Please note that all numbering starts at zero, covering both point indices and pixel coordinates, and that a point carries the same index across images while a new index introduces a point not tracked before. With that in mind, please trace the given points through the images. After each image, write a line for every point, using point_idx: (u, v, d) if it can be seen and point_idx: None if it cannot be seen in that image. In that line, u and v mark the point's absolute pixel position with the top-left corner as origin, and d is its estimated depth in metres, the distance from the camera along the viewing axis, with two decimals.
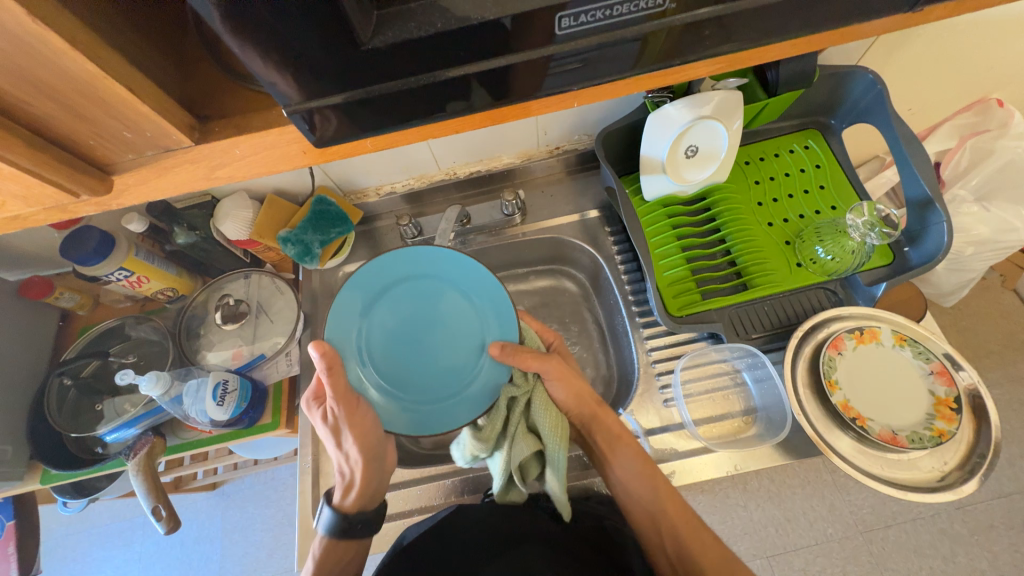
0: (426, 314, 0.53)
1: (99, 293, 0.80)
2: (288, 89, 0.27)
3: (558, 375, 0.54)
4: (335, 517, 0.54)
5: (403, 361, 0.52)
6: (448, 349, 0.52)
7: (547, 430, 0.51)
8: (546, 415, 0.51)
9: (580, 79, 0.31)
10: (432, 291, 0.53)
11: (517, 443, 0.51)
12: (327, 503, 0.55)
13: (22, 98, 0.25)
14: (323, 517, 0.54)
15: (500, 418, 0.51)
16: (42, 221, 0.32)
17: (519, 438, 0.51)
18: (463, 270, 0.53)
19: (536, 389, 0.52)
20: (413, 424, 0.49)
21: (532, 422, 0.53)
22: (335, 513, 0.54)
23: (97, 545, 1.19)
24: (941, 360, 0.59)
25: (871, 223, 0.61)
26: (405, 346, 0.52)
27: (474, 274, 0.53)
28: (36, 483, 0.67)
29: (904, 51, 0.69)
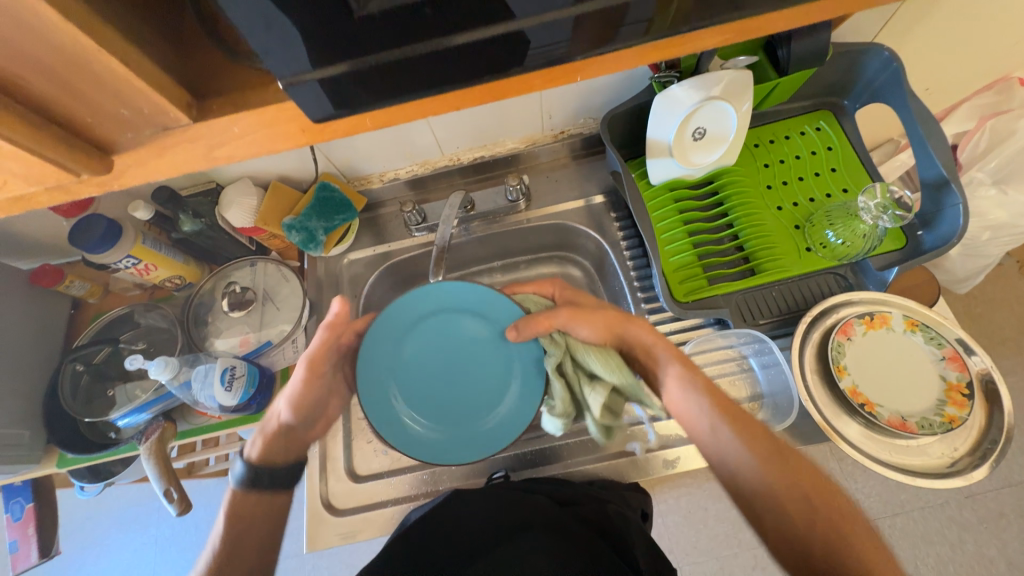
0: (451, 346, 0.59)
1: (108, 281, 0.81)
2: (283, 60, 0.26)
3: (575, 314, 0.54)
4: (244, 468, 0.55)
5: (443, 396, 0.58)
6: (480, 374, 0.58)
7: (605, 372, 0.52)
8: (595, 359, 0.52)
9: (581, 50, 0.31)
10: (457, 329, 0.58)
11: (592, 398, 0.52)
12: (242, 455, 0.57)
13: (17, 73, 0.25)
14: (233, 470, 0.56)
15: (564, 387, 0.54)
16: (44, 202, 0.33)
17: (589, 393, 0.52)
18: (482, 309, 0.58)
19: (571, 344, 0.54)
20: (468, 450, 0.56)
21: (590, 377, 0.54)
22: (245, 464, 0.56)
23: (115, 528, 1.22)
24: (953, 346, 0.58)
25: (883, 206, 0.60)
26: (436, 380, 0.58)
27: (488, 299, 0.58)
28: (52, 466, 0.69)
29: (922, 26, 0.66)
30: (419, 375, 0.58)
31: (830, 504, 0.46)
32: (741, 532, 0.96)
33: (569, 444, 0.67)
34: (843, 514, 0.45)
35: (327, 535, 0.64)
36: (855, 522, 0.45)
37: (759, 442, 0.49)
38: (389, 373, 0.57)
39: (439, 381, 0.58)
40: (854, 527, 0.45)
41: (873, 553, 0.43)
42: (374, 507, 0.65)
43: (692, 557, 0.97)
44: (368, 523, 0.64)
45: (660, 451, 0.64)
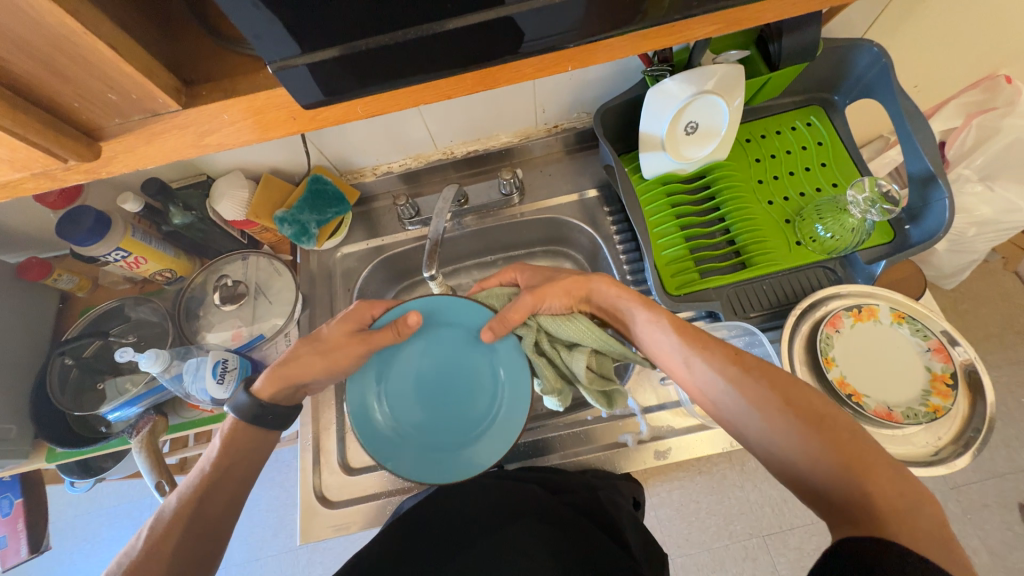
0: (443, 362, 0.57)
1: (98, 275, 0.80)
2: (274, 43, 0.26)
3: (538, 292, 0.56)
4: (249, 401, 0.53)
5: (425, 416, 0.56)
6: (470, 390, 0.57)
7: (580, 338, 0.55)
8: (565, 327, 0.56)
9: (571, 38, 0.31)
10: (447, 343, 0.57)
11: (576, 365, 0.55)
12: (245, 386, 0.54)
13: (1, 54, 0.24)
14: (236, 397, 0.53)
15: (547, 363, 0.56)
16: (31, 189, 0.32)
17: (572, 362, 0.55)
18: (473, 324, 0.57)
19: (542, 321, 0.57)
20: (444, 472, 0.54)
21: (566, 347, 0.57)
22: (250, 398, 0.53)
23: (107, 525, 1.21)
24: (938, 338, 0.59)
25: (871, 200, 0.60)
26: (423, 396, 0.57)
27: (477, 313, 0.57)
28: (41, 460, 0.68)
29: (910, 23, 0.67)
30: (410, 391, 0.57)
31: (825, 427, 0.40)
32: (731, 523, 0.98)
33: (561, 435, 0.68)
34: (841, 437, 0.39)
35: (321, 527, 0.64)
36: (856, 447, 0.38)
37: (736, 368, 0.45)
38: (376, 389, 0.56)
39: (429, 398, 0.57)
40: (854, 452, 0.38)
41: (873, 478, 0.37)
42: (367, 499, 0.65)
43: (684, 549, 0.98)
44: (361, 515, 0.64)
45: (651, 442, 0.65)
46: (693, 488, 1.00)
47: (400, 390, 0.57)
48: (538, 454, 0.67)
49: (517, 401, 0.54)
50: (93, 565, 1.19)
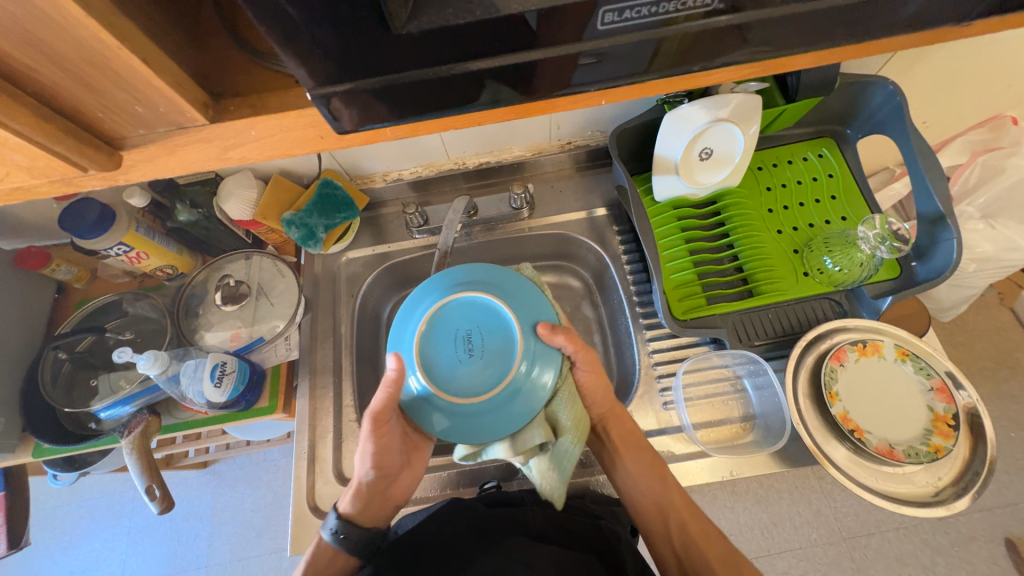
0: (459, 365, 0.54)
1: (96, 267, 0.78)
2: (311, 72, 0.26)
3: (590, 366, 0.58)
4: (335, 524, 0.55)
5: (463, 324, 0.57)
6: (491, 353, 0.55)
7: (567, 422, 0.53)
8: (569, 410, 0.53)
9: (600, 79, 0.31)
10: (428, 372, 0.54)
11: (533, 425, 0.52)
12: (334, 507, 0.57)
13: (30, 63, 0.24)
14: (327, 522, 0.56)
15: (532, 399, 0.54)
16: (44, 193, 0.32)
17: (536, 421, 0.52)
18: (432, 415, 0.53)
19: (565, 381, 0.55)
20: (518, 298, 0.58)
21: (551, 413, 0.54)
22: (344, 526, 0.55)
23: (87, 517, 1.19)
24: (942, 378, 0.60)
25: (882, 237, 0.62)
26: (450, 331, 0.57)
27: (479, 419, 0.52)
28: (27, 456, 0.66)
29: (924, 64, 0.68)
30: (447, 330, 0.57)
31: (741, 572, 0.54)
32: None
33: None
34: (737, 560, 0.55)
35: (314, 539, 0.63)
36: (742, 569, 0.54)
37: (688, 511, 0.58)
38: (415, 317, 0.58)
39: (468, 329, 0.56)
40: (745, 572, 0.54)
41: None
42: None
43: None
44: None
45: None
46: None
47: (435, 333, 0.56)
48: None
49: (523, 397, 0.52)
50: (70, 559, 1.16)
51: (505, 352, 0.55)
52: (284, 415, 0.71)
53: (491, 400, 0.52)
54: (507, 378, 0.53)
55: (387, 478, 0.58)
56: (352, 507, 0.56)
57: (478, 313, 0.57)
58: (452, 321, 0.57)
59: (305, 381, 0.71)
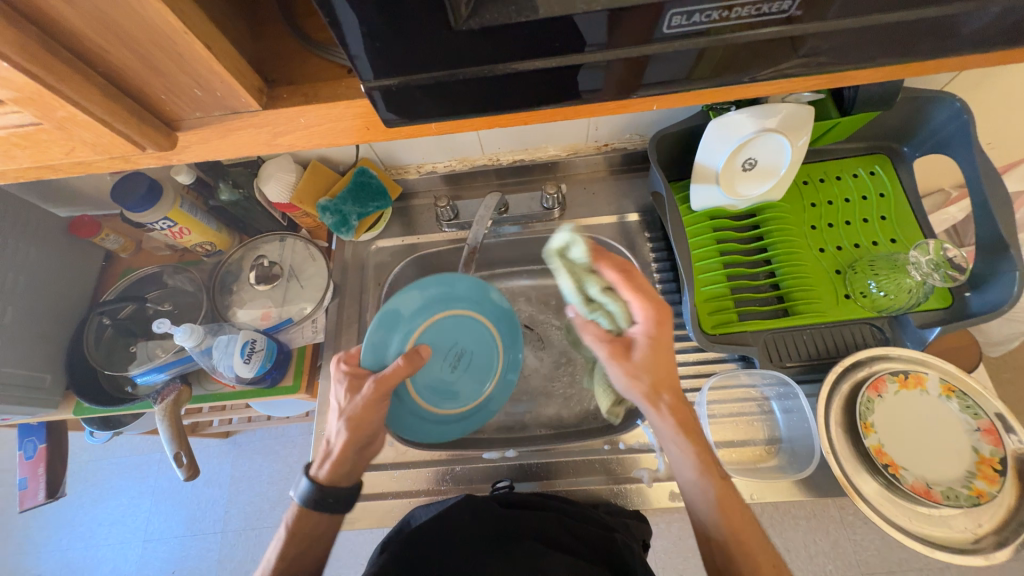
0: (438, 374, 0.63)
1: (141, 238, 0.82)
2: (370, 64, 0.26)
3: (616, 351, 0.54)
4: (311, 488, 0.53)
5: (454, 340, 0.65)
6: (469, 374, 0.65)
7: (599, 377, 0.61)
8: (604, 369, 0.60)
9: (656, 85, 0.30)
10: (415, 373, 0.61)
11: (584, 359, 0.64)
12: (309, 474, 0.55)
13: (101, 43, 0.25)
14: (300, 487, 0.54)
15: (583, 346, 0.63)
16: (103, 168, 0.33)
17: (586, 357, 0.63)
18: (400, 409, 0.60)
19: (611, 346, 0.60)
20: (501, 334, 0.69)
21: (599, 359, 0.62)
22: (312, 485, 0.53)
23: (116, 474, 1.26)
24: (991, 419, 0.56)
25: (935, 263, 0.58)
26: (442, 345, 0.64)
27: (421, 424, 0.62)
28: (69, 413, 0.70)
29: (997, 81, 0.63)
30: (445, 338, 0.64)
31: None
32: None
33: (575, 462, 0.66)
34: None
35: None
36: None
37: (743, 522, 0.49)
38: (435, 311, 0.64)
39: (460, 347, 0.65)
40: None
41: None
42: (375, 497, 0.65)
43: None
44: (368, 513, 0.64)
45: (666, 482, 0.63)
46: None
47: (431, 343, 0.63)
48: (546, 471, 0.66)
49: (471, 416, 0.65)
50: (99, 511, 1.23)
51: (476, 381, 0.66)
52: (306, 396, 0.73)
53: (452, 413, 0.64)
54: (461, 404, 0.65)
55: (362, 444, 0.55)
56: (330, 474, 0.54)
57: (468, 335, 0.66)
58: (446, 336, 0.64)
59: (329, 364, 0.73)
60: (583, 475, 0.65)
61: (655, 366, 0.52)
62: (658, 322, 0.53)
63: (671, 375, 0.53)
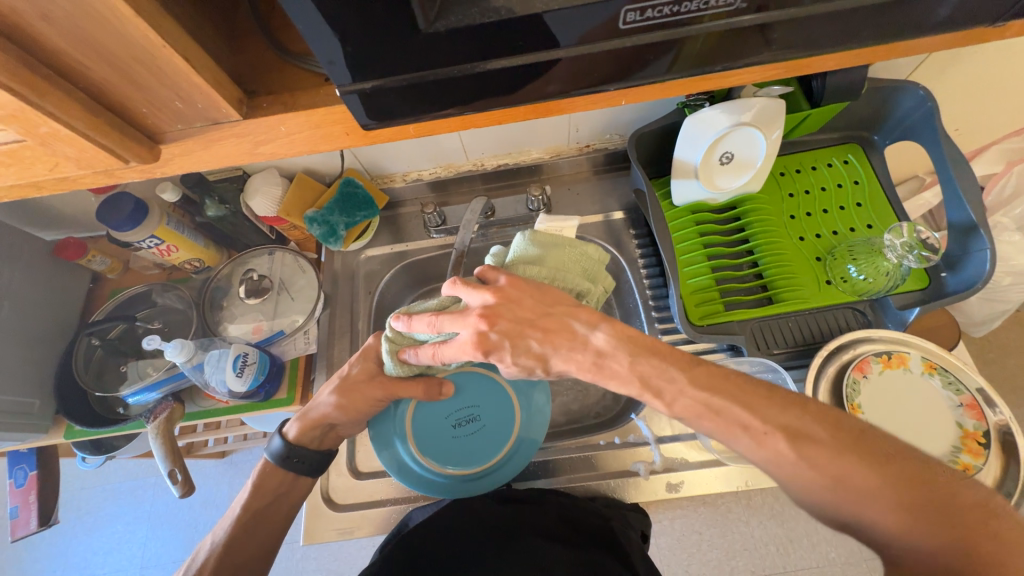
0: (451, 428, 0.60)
1: (128, 259, 0.82)
2: (345, 69, 0.27)
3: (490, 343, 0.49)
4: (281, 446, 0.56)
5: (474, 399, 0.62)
6: (478, 438, 0.60)
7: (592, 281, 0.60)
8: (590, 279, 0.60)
9: (623, 80, 0.32)
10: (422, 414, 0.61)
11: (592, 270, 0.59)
12: (281, 432, 0.58)
13: (81, 60, 0.25)
14: (271, 443, 0.57)
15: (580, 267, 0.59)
16: (87, 184, 0.33)
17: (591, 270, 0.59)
18: (393, 443, 0.59)
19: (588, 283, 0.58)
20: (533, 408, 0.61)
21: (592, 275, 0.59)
22: (282, 444, 0.56)
23: (111, 500, 1.23)
24: (973, 394, 0.57)
25: (909, 245, 0.60)
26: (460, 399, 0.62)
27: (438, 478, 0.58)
28: (59, 437, 0.69)
29: (959, 68, 0.66)
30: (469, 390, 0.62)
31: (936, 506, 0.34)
32: (734, 560, 0.94)
33: (572, 458, 0.66)
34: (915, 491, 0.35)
35: (325, 529, 0.64)
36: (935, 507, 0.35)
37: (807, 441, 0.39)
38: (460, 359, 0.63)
39: (476, 410, 0.61)
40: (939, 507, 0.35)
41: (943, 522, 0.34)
42: (373, 505, 0.65)
43: None
44: (367, 521, 0.64)
45: (663, 474, 0.63)
46: (697, 518, 0.95)
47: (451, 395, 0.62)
48: (544, 470, 0.66)
49: (463, 480, 0.58)
50: (94, 539, 1.21)
51: (484, 449, 0.60)
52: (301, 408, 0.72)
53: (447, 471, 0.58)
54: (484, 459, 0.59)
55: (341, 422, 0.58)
56: (299, 434, 0.57)
57: (492, 400, 0.62)
58: (468, 395, 0.62)
59: (323, 375, 0.74)
60: (581, 471, 0.66)
61: (518, 357, 0.50)
62: (482, 348, 0.49)
63: (564, 320, 0.50)
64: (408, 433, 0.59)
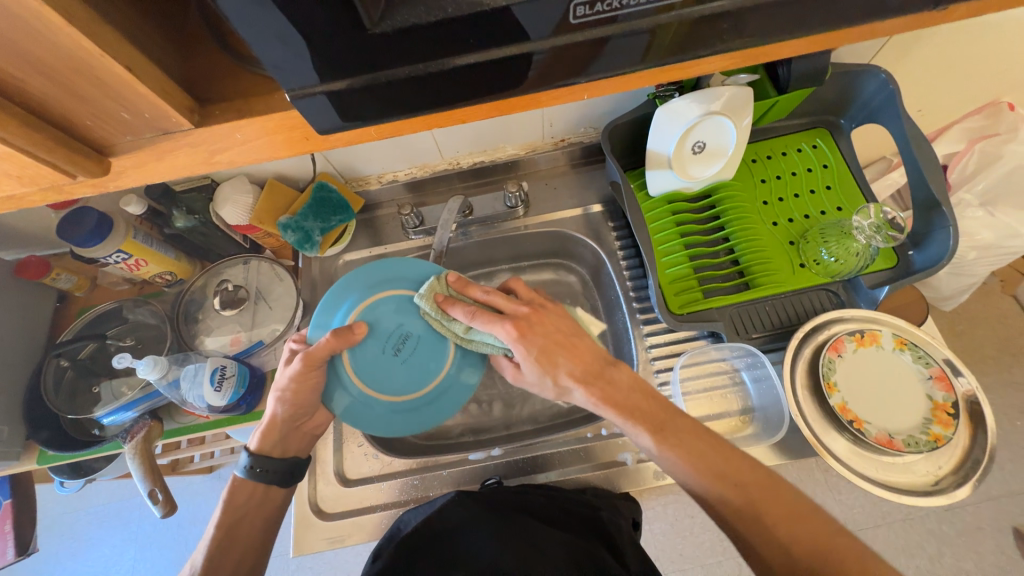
0: (388, 361, 0.53)
1: (96, 275, 0.79)
2: (297, 74, 0.27)
3: (523, 333, 0.52)
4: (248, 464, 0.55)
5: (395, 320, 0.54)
6: (423, 356, 0.54)
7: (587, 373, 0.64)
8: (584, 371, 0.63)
9: (586, 73, 0.31)
10: (360, 365, 0.53)
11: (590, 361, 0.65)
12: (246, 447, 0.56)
13: (15, 72, 0.24)
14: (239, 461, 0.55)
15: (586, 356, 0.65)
16: (36, 201, 0.32)
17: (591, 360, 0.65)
18: (357, 410, 0.53)
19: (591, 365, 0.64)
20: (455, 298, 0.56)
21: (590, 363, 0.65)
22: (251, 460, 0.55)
23: (95, 524, 1.20)
24: (940, 365, 0.59)
25: (876, 226, 0.61)
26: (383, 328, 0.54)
27: (389, 416, 0.54)
28: (32, 463, 0.66)
29: (919, 50, 0.67)
30: (390, 317, 0.54)
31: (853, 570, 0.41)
32: (726, 540, 0.95)
33: (562, 452, 0.66)
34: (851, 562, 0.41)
35: (314, 539, 0.63)
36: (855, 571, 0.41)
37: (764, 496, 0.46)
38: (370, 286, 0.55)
39: (406, 328, 0.54)
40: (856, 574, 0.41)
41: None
42: (362, 512, 0.64)
43: (678, 565, 0.96)
44: (357, 528, 0.64)
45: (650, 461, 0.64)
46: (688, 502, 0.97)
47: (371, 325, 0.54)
48: (535, 465, 0.66)
49: (438, 399, 0.55)
50: (80, 565, 1.18)
51: (434, 358, 0.55)
52: None
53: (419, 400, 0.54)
54: (429, 384, 0.54)
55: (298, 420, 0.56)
56: (262, 444, 0.56)
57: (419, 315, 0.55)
58: (388, 316, 0.54)
59: None
60: (570, 464, 0.66)
61: (541, 358, 0.52)
62: (518, 330, 0.52)
63: (589, 350, 0.54)
64: (360, 393, 0.53)
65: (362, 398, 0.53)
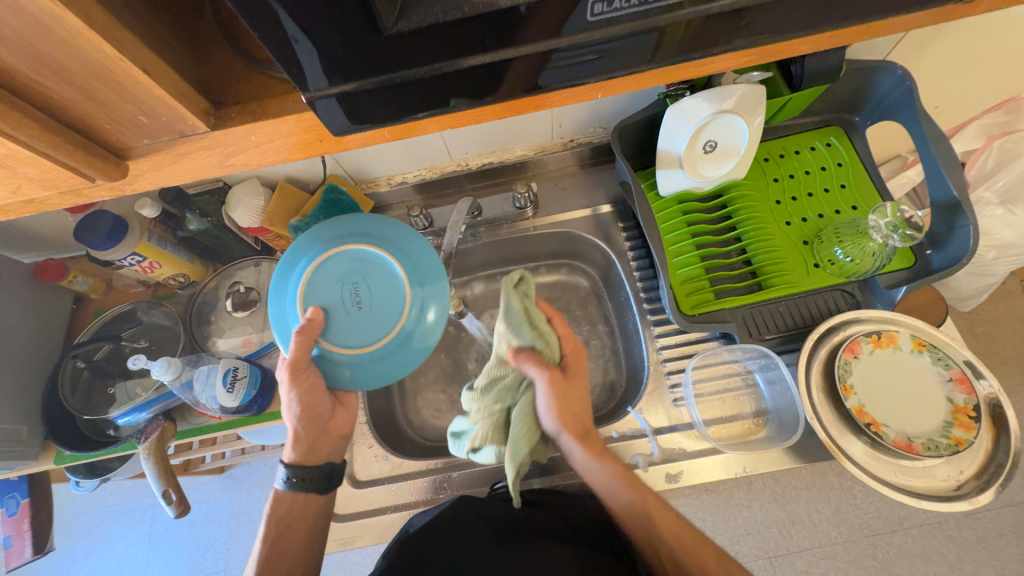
0: (353, 317, 0.51)
1: (112, 277, 0.80)
2: (311, 75, 0.27)
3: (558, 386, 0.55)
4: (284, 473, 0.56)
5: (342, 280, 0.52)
6: (383, 299, 0.51)
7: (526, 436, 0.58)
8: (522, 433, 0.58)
9: (600, 71, 0.31)
10: (334, 333, 0.50)
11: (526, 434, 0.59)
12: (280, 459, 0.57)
13: (36, 78, 0.25)
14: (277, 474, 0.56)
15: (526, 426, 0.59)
16: (55, 205, 0.33)
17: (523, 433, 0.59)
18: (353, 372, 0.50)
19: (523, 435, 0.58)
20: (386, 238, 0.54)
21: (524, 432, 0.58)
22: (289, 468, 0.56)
23: (110, 522, 1.22)
24: (962, 368, 0.58)
25: (893, 225, 0.60)
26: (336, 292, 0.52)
27: (393, 357, 0.50)
28: (49, 462, 0.67)
29: (936, 46, 0.66)
30: (332, 281, 0.52)
31: None
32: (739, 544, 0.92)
33: None
34: None
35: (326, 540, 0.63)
36: None
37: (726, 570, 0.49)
38: (296, 275, 0.53)
39: (356, 282, 0.52)
40: None
41: None
42: (373, 513, 0.65)
43: None
44: (368, 529, 0.64)
45: (662, 464, 0.64)
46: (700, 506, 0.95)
47: (324, 292, 0.51)
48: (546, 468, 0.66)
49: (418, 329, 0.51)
50: (96, 562, 1.19)
51: (393, 298, 0.51)
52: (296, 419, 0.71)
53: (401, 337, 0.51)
54: (401, 321, 0.50)
55: (321, 421, 0.57)
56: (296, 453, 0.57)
57: (364, 266, 0.52)
58: (339, 276, 0.52)
59: None
60: None
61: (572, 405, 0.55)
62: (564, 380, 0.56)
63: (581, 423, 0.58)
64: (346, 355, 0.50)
65: (352, 359, 0.50)
